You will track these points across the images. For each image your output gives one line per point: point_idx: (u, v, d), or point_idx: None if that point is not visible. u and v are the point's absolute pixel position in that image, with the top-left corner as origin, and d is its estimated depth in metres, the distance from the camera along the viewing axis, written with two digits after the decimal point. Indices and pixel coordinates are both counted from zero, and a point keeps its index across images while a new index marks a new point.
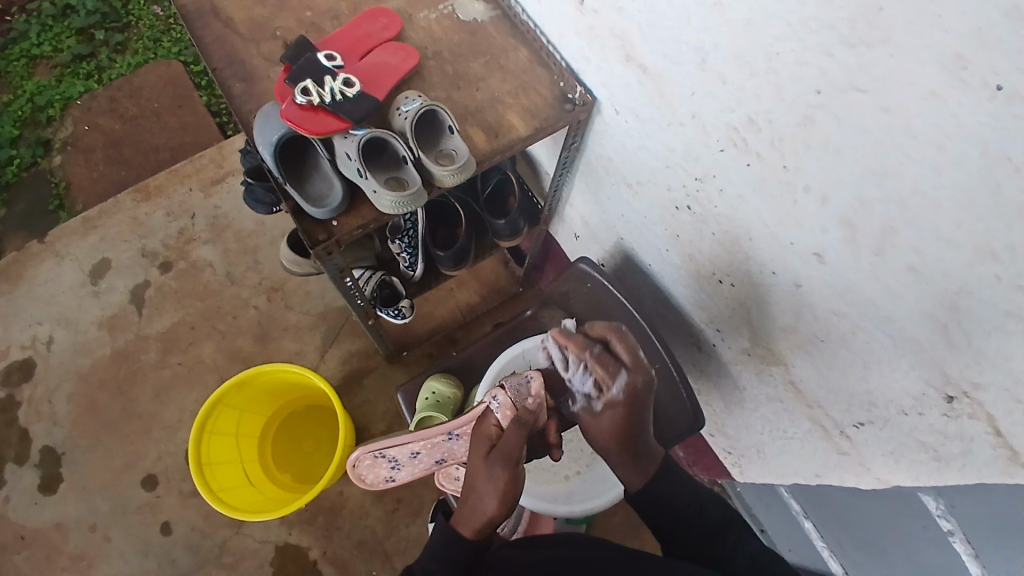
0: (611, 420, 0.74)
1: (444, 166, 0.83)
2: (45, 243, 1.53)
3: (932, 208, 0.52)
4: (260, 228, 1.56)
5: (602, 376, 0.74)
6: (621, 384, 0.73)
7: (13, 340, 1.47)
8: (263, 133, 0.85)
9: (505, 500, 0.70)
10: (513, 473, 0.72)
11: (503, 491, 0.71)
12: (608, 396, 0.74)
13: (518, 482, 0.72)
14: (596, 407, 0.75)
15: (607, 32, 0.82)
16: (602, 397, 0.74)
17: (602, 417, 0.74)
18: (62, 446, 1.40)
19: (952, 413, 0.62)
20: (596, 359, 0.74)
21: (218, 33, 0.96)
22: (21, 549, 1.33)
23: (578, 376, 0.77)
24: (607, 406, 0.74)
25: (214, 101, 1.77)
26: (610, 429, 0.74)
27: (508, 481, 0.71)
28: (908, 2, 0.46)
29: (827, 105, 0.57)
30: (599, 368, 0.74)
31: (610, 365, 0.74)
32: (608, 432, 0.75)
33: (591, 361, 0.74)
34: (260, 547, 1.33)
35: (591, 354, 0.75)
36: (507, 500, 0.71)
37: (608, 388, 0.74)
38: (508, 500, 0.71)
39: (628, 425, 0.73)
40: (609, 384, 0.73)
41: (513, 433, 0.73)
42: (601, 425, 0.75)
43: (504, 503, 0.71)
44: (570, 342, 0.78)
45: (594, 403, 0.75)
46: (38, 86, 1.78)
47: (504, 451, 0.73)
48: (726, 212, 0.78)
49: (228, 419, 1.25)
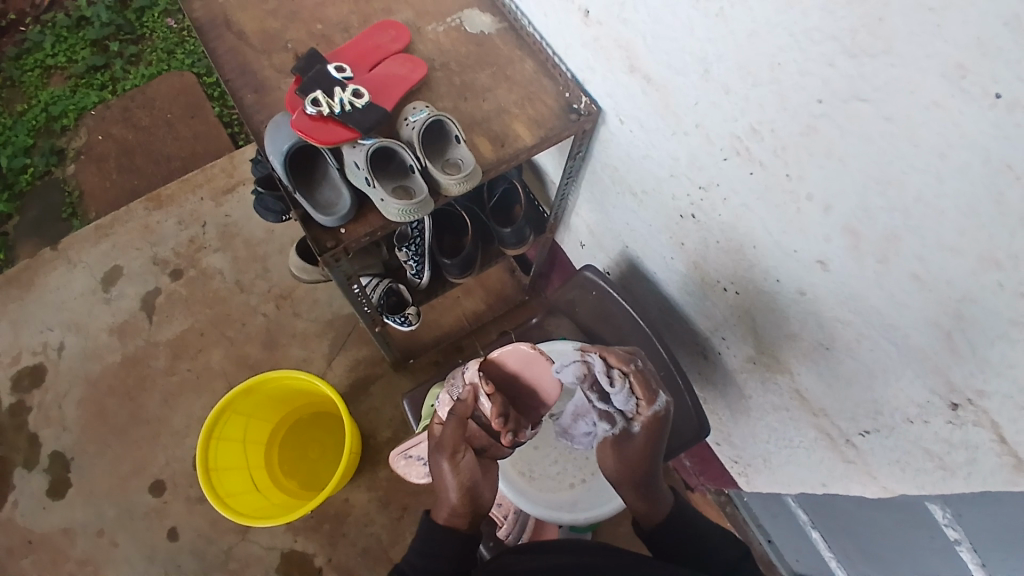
0: (644, 438, 0.83)
1: (450, 176, 0.84)
2: (57, 250, 1.55)
3: (936, 215, 0.52)
4: (269, 236, 1.58)
5: (643, 396, 0.81)
6: (662, 403, 0.82)
7: (24, 345, 1.49)
8: (274, 142, 0.87)
9: (457, 487, 0.81)
10: (459, 463, 0.82)
11: (455, 481, 0.81)
12: (651, 413, 0.82)
13: (469, 470, 0.82)
14: (635, 425, 0.84)
15: (613, 43, 0.83)
16: (643, 415, 0.82)
17: (639, 435, 0.83)
18: (71, 452, 1.41)
19: (957, 421, 0.62)
20: (639, 377, 0.81)
21: (231, 45, 0.98)
22: (28, 554, 1.34)
23: (621, 395, 0.81)
24: (646, 424, 0.83)
25: (226, 111, 1.80)
26: (643, 443, 0.84)
27: (452, 471, 0.81)
28: (909, 13, 0.46)
29: (830, 115, 0.57)
30: (643, 388, 0.81)
31: (649, 385, 0.81)
32: (640, 450, 0.84)
33: (636, 380, 0.80)
34: (265, 554, 1.34)
35: (636, 373, 0.81)
36: (460, 489, 0.81)
37: (651, 405, 0.81)
38: (462, 488, 0.81)
39: (656, 443, 0.84)
40: (651, 402, 0.81)
41: (449, 427, 0.83)
42: (637, 441, 0.84)
43: (460, 490, 0.81)
44: (614, 357, 0.81)
45: (632, 421, 0.84)
46: (53, 95, 1.82)
47: (445, 446, 0.82)
48: (730, 220, 0.78)
49: (235, 426, 1.26)
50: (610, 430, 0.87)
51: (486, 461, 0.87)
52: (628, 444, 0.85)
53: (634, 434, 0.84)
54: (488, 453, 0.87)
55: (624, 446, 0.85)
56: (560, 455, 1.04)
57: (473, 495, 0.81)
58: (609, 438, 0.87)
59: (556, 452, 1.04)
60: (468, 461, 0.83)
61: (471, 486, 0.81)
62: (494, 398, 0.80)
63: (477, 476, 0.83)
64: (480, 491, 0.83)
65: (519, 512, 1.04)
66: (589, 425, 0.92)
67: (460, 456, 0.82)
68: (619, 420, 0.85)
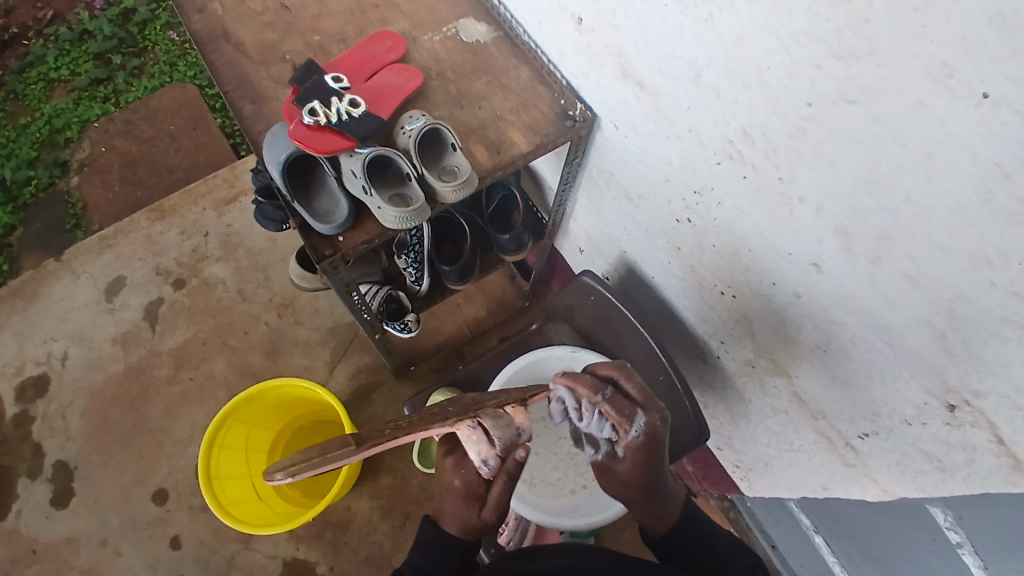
0: (632, 465, 0.75)
1: (446, 183, 0.84)
2: (61, 261, 1.57)
3: (926, 214, 0.53)
4: (271, 245, 1.59)
5: (617, 423, 0.75)
6: (640, 425, 0.74)
7: (27, 356, 1.50)
8: (272, 152, 0.88)
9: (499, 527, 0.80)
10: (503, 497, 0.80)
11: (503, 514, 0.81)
12: (630, 439, 0.74)
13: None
14: (620, 452, 0.77)
15: (605, 50, 0.83)
16: (624, 441, 0.75)
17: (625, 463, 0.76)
18: (75, 461, 1.42)
19: (954, 422, 0.62)
20: (609, 402, 0.75)
21: (230, 57, 0.99)
22: (32, 563, 1.35)
23: (594, 424, 0.77)
24: (628, 447, 0.75)
25: (228, 122, 1.81)
26: (633, 468, 0.76)
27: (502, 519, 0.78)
28: (893, 13, 0.47)
29: (820, 117, 0.58)
30: (615, 412, 0.75)
31: (625, 407, 0.75)
32: (632, 476, 0.77)
33: (605, 406, 0.75)
34: (268, 562, 1.34)
35: (604, 399, 0.76)
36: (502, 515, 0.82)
37: (628, 431, 0.74)
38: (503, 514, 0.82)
39: (650, 464, 0.76)
40: (628, 427, 0.74)
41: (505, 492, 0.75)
42: (624, 465, 0.77)
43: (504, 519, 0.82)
44: (580, 386, 0.78)
45: (616, 448, 0.77)
46: (56, 108, 1.84)
47: (500, 505, 0.76)
48: (725, 224, 0.79)
49: (237, 434, 1.26)
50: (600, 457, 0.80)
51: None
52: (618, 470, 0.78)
53: (622, 460, 0.77)
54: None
55: (616, 472, 0.79)
56: (562, 461, 1.06)
57: None
58: (597, 463, 0.81)
59: (556, 459, 1.05)
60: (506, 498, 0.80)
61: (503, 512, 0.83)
62: None
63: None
64: None
65: (519, 519, 1.05)
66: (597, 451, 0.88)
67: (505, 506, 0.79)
68: (605, 446, 0.78)
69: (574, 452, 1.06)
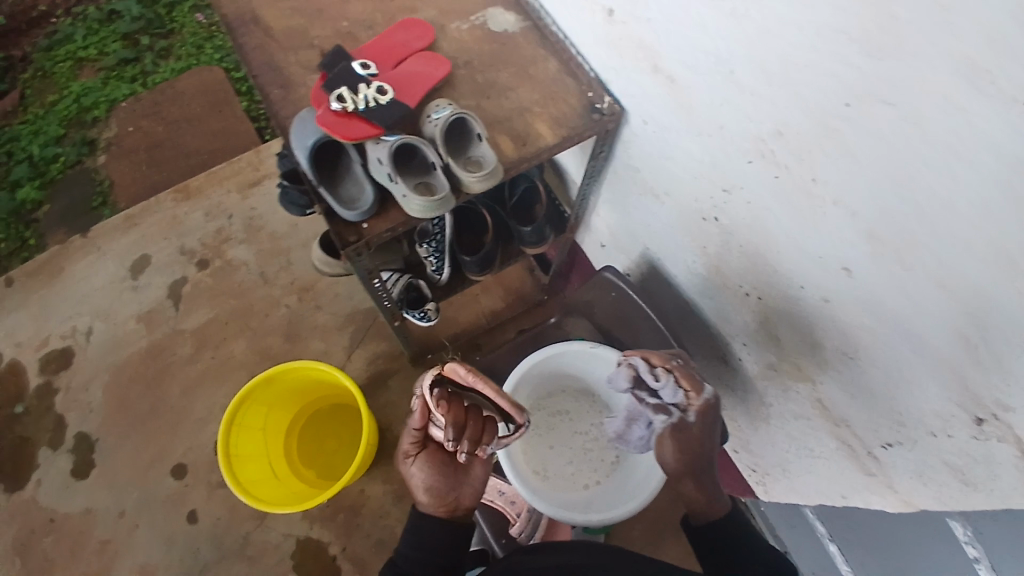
0: (700, 426, 0.83)
1: (472, 174, 0.84)
2: (87, 238, 1.60)
3: (961, 221, 0.51)
4: (293, 230, 1.61)
5: (689, 389, 0.81)
6: (709, 391, 0.82)
7: (52, 330, 1.53)
8: (299, 137, 0.88)
9: (417, 488, 0.82)
10: (427, 461, 0.83)
11: (426, 483, 0.82)
12: (701, 402, 0.82)
13: (437, 473, 0.82)
14: (690, 417, 0.83)
15: (636, 43, 0.82)
16: (694, 404, 0.82)
17: (695, 426, 0.83)
18: (97, 435, 1.45)
19: (981, 436, 0.61)
20: (683, 371, 0.82)
21: (258, 41, 0.99)
22: (50, 533, 1.39)
23: (668, 390, 0.82)
24: (700, 410, 0.82)
25: (253, 106, 1.83)
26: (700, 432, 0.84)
27: (413, 473, 0.83)
28: (927, 13, 0.46)
29: (853, 117, 0.56)
30: (689, 380, 0.82)
31: (694, 376, 0.83)
32: (698, 437, 0.84)
33: (680, 373, 0.82)
34: (282, 540, 1.36)
35: (678, 367, 0.82)
36: (432, 489, 0.82)
37: (700, 395, 0.81)
38: (433, 488, 0.82)
39: (712, 428, 0.84)
40: (700, 392, 0.81)
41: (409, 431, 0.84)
42: (694, 428, 0.84)
43: (430, 492, 0.82)
44: (655, 356, 0.84)
45: (686, 414, 0.83)
46: (84, 87, 1.87)
47: (404, 447, 0.84)
48: (752, 224, 0.78)
49: (256, 414, 1.28)
50: (667, 421, 0.85)
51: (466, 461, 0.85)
52: (685, 432, 0.84)
53: (691, 423, 0.83)
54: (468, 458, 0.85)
55: (683, 436, 0.85)
56: (576, 455, 1.07)
57: (441, 497, 0.82)
58: (667, 429, 0.85)
59: (571, 452, 1.07)
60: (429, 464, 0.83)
61: (436, 490, 0.82)
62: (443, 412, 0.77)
63: (449, 479, 0.83)
64: (451, 490, 0.83)
65: (531, 511, 1.05)
66: (643, 430, 0.91)
67: (419, 461, 0.83)
68: (675, 411, 0.84)
69: (585, 444, 1.08)
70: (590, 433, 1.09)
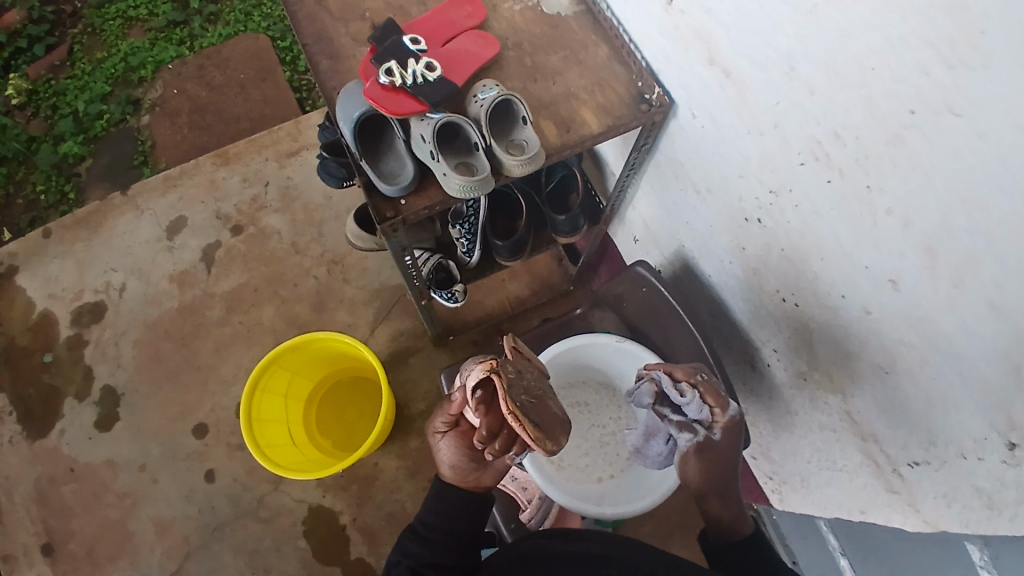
0: (726, 442, 0.81)
1: (513, 157, 0.83)
2: (127, 196, 1.64)
3: (1021, 240, 0.49)
4: (327, 203, 1.62)
5: (714, 405, 0.80)
6: (735, 408, 0.81)
7: (87, 284, 1.58)
8: (345, 109, 0.88)
9: (440, 457, 0.83)
10: (455, 441, 0.82)
11: (451, 459, 0.82)
12: (727, 419, 0.80)
13: (463, 454, 0.82)
14: (716, 435, 0.81)
15: (693, 34, 0.80)
16: (720, 421, 0.80)
17: (721, 442, 0.81)
18: (123, 389, 1.50)
19: (1012, 461, 0.59)
20: (707, 385, 0.81)
21: (310, 10, 0.99)
22: (70, 481, 1.43)
23: (693, 406, 0.81)
24: (725, 427, 0.81)
25: (297, 76, 1.85)
26: (725, 450, 0.82)
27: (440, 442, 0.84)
28: (1012, 26, 0.43)
29: (920, 126, 0.54)
30: (713, 396, 0.80)
31: (719, 392, 0.81)
32: (724, 454, 0.82)
33: (704, 389, 0.80)
34: (295, 506, 1.39)
35: (703, 382, 0.81)
36: (456, 467, 0.82)
37: (725, 412, 0.80)
38: (457, 466, 0.82)
39: (737, 444, 0.82)
40: (725, 409, 0.80)
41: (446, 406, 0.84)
42: (719, 447, 0.81)
43: (453, 469, 0.82)
44: (679, 370, 0.82)
45: (711, 432, 0.81)
46: (133, 47, 1.90)
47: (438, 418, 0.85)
48: (799, 228, 0.76)
49: (279, 380, 1.31)
50: (692, 440, 0.82)
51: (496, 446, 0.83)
52: (711, 450, 0.81)
53: (716, 441, 0.81)
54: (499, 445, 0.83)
55: (708, 454, 0.82)
56: (592, 448, 1.07)
57: (461, 472, 0.82)
58: (692, 449, 0.82)
59: (587, 445, 1.07)
60: (458, 443, 0.82)
61: (457, 465, 0.82)
62: (479, 412, 0.77)
63: (474, 460, 0.82)
64: (470, 470, 0.82)
65: (543, 498, 1.05)
66: (662, 445, 0.92)
67: (447, 434, 0.84)
68: (700, 428, 0.81)
69: (599, 439, 1.08)
70: (607, 427, 1.09)
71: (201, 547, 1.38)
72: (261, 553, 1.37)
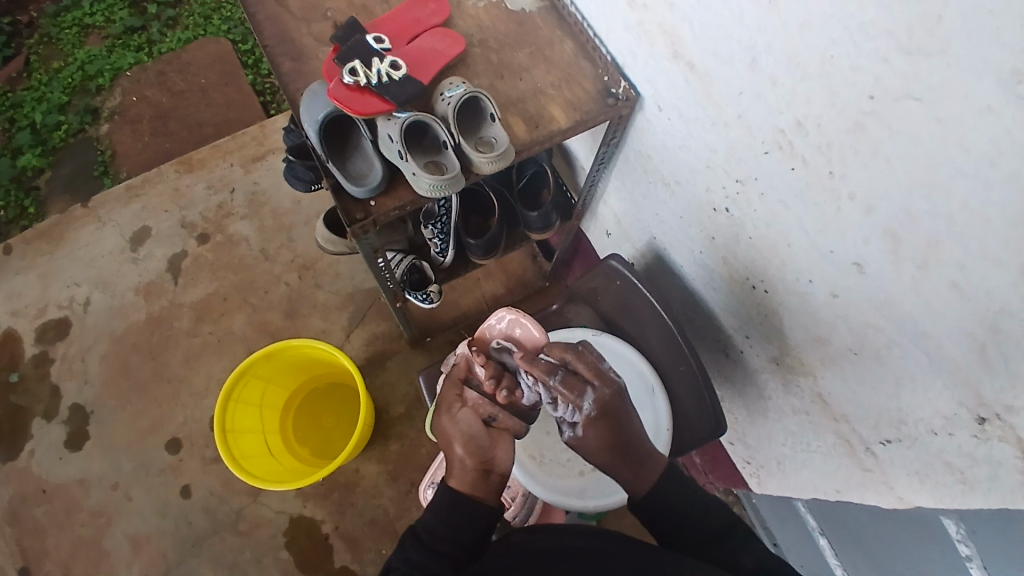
0: (596, 437, 0.80)
1: (483, 153, 0.83)
2: (88, 207, 1.58)
3: (981, 221, 0.51)
4: (296, 207, 1.60)
5: (571, 399, 0.80)
6: (591, 401, 0.80)
7: (50, 299, 1.52)
8: (310, 110, 0.87)
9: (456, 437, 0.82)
10: (471, 414, 0.84)
11: (467, 430, 0.82)
12: (585, 414, 0.80)
13: (475, 426, 0.83)
14: (580, 430, 0.81)
15: (658, 28, 0.81)
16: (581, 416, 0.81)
17: (589, 438, 0.81)
18: (92, 406, 1.45)
19: (982, 436, 0.60)
20: (561, 385, 0.80)
21: (271, 11, 0.97)
22: (41, 503, 1.38)
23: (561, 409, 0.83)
24: (587, 424, 0.80)
25: (260, 80, 1.81)
26: (597, 444, 0.80)
27: (452, 421, 0.84)
28: (967, 13, 0.45)
29: (879, 113, 0.55)
30: (567, 394, 0.80)
31: (575, 388, 0.80)
32: (599, 448, 0.81)
33: (559, 388, 0.80)
34: (275, 517, 1.37)
35: (556, 381, 0.80)
36: (471, 440, 0.82)
37: (580, 407, 0.80)
38: (472, 440, 0.82)
39: (614, 436, 0.80)
40: (581, 405, 0.80)
41: (448, 385, 0.88)
42: (590, 443, 0.81)
43: (467, 445, 0.81)
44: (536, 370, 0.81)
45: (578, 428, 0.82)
46: (89, 54, 1.84)
47: (446, 403, 0.86)
48: (766, 217, 0.77)
49: (253, 389, 1.28)
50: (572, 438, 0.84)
51: (498, 431, 0.85)
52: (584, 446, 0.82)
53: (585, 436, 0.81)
54: (496, 423, 0.86)
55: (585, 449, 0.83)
56: None
57: (481, 450, 0.81)
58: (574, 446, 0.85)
59: None
60: (470, 417, 0.84)
61: (478, 440, 0.82)
62: (485, 364, 0.87)
63: (486, 437, 0.83)
64: (488, 454, 0.82)
65: (527, 495, 1.06)
66: None
67: (460, 411, 0.85)
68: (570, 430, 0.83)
69: None
70: None
71: (178, 563, 1.34)
72: (241, 567, 1.33)
